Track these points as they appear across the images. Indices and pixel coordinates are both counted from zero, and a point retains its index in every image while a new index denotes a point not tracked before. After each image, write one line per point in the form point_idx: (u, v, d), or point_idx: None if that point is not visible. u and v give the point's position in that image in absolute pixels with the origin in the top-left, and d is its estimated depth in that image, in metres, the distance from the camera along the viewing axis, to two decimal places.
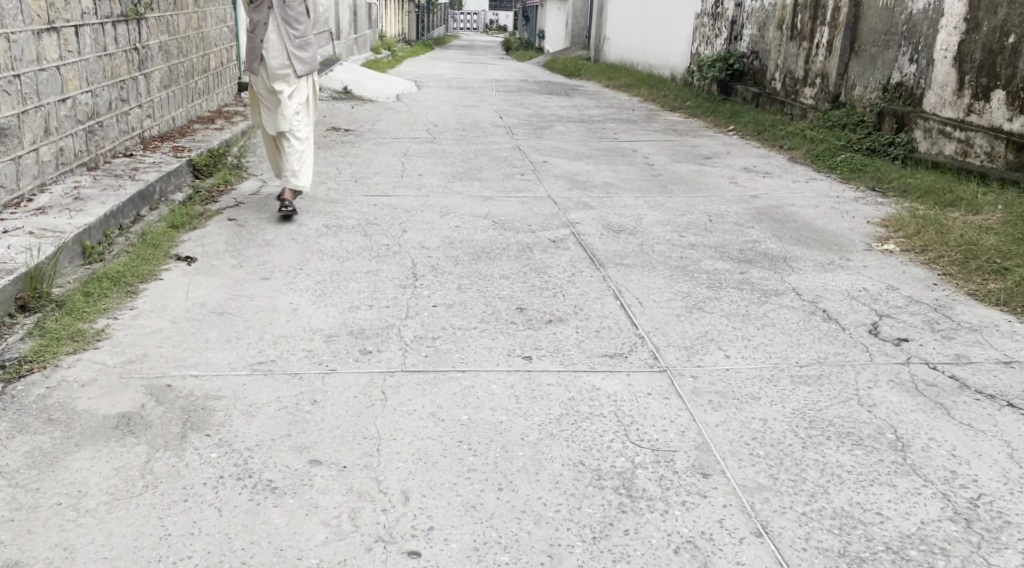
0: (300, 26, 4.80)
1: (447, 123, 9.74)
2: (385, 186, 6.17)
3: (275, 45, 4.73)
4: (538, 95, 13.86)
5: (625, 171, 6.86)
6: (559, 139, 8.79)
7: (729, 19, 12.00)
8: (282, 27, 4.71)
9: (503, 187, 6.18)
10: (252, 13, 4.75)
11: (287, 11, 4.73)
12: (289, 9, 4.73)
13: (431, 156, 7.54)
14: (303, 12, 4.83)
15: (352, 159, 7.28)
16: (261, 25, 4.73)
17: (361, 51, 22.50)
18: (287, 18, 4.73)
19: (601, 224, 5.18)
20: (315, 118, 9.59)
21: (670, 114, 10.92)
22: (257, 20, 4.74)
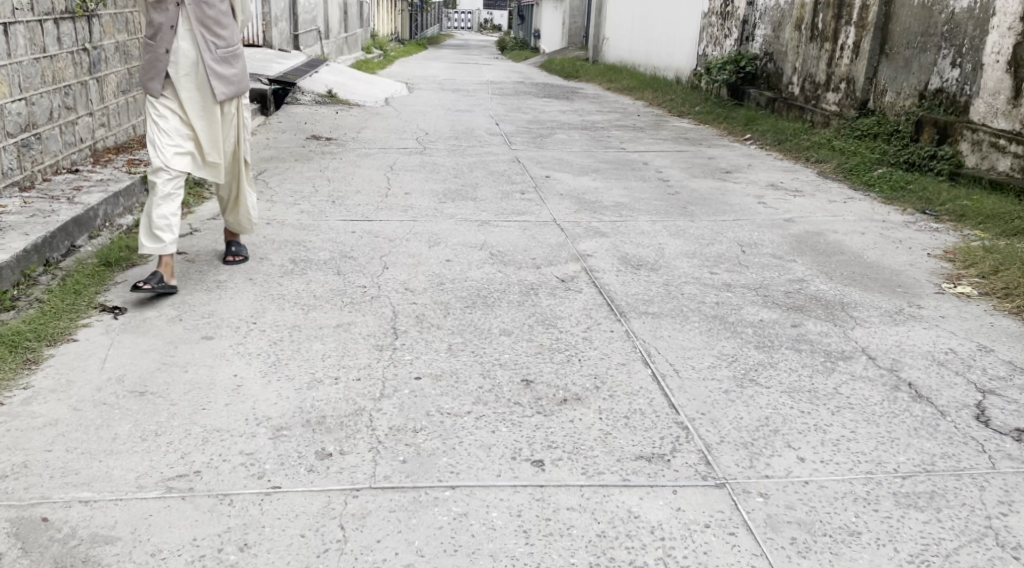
0: (221, 32, 3.67)
1: (439, 131, 9.00)
2: (367, 208, 5.42)
3: (190, 57, 3.61)
4: (537, 99, 13.11)
5: (637, 189, 6.14)
6: (560, 150, 8.05)
7: (740, 19, 11.27)
8: (200, 36, 3.60)
9: (502, 209, 5.43)
10: (154, 11, 3.58)
11: (205, 12, 3.61)
12: (207, 9, 3.60)
13: (421, 170, 6.80)
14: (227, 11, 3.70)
15: (331, 174, 6.53)
16: (167, 29, 3.58)
17: (351, 51, 21.76)
18: (205, 21, 3.62)
19: (616, 256, 4.45)
20: (295, 126, 8.83)
21: (678, 120, 10.19)
22: (162, 22, 3.58)
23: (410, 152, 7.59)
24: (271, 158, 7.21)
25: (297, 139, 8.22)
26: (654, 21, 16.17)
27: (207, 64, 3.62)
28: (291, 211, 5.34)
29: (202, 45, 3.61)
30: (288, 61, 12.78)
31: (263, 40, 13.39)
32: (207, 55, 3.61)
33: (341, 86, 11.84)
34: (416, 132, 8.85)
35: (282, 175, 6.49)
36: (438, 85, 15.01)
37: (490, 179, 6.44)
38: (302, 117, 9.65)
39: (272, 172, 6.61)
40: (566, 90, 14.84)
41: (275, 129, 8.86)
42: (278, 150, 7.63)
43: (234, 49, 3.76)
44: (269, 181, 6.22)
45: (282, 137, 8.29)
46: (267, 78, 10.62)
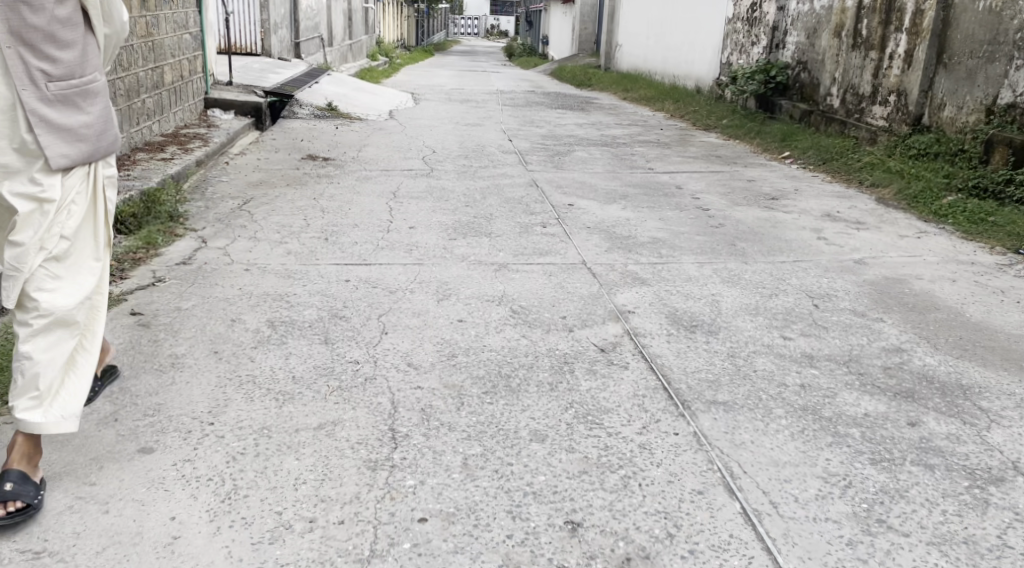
0: (56, 55, 2.36)
1: (446, 148, 8.24)
2: (365, 250, 4.66)
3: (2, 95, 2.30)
4: (550, 110, 12.35)
5: (673, 220, 5.38)
6: (581, 171, 7.30)
7: (769, 24, 10.49)
8: (19, 63, 2.29)
9: (521, 250, 4.67)
10: None
11: (25, 24, 2.29)
12: (30, 18, 2.29)
13: (428, 198, 6.05)
14: (69, 21, 2.39)
15: (327, 203, 5.79)
16: None
17: (355, 58, 21.09)
18: (27, 37, 2.30)
19: (662, 313, 3.68)
20: (290, 145, 8.09)
21: (706, 135, 9.43)
22: None
23: (415, 175, 6.85)
24: (259, 183, 6.47)
25: (291, 159, 7.48)
26: (672, 27, 15.42)
27: (30, 106, 2.31)
28: (274, 252, 4.58)
29: (22, 76, 2.29)
30: (286, 71, 12.07)
31: (260, 48, 12.67)
32: (31, 93, 2.31)
33: (343, 98, 11.10)
34: (422, 150, 8.11)
35: (270, 205, 5.74)
36: (445, 94, 14.27)
37: (505, 209, 5.68)
38: (299, 133, 8.92)
39: (259, 201, 5.87)
40: (581, 100, 14.09)
41: (268, 147, 8.12)
42: (268, 172, 6.89)
43: (83, 81, 2.44)
44: (255, 213, 5.48)
45: (274, 157, 7.56)
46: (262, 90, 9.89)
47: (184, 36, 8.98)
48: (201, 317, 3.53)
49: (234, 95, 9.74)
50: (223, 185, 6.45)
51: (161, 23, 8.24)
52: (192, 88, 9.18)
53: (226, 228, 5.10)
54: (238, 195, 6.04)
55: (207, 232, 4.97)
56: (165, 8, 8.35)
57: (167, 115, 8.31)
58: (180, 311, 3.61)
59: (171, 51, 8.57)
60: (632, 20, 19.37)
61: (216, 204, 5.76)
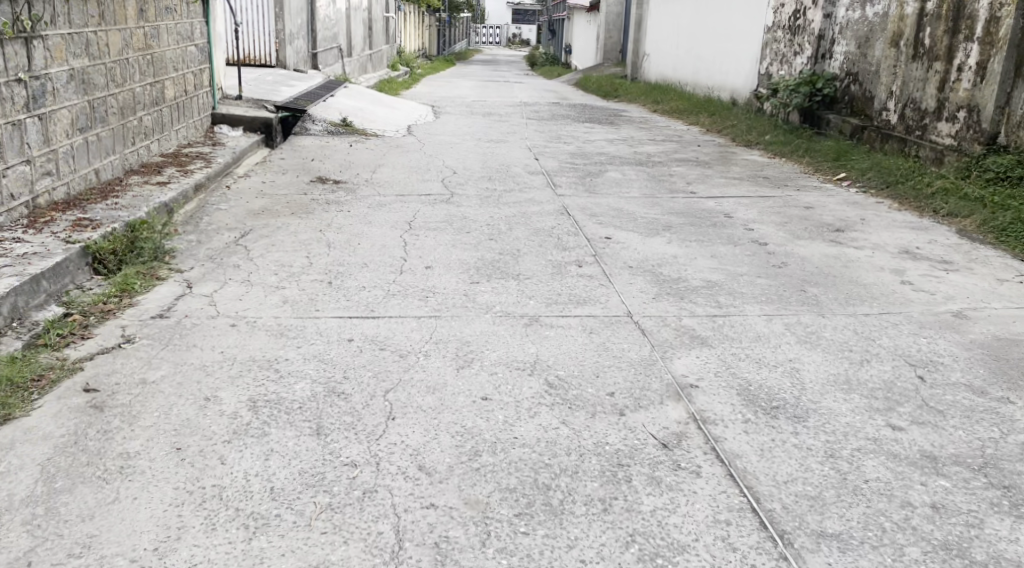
0: None
1: (468, 169, 7.62)
2: (375, 298, 4.02)
3: None
4: (578, 124, 11.70)
5: (728, 257, 4.70)
6: (615, 195, 6.63)
7: (813, 34, 9.84)
8: None
9: (554, 298, 4.01)
10: None
11: None
12: None
13: (448, 229, 5.42)
14: None
15: (335, 236, 5.17)
16: None
17: (374, 67, 20.55)
18: None
19: (731, 389, 3.00)
20: (300, 166, 7.49)
21: (748, 152, 8.74)
22: None
23: (434, 201, 6.23)
24: (261, 212, 5.85)
25: (300, 181, 6.87)
26: (703, 36, 14.79)
27: None
28: (269, 301, 3.95)
29: None
30: (301, 83, 11.50)
31: (274, 59, 12.11)
32: None
33: (360, 112, 10.49)
34: (442, 171, 7.49)
35: (270, 239, 5.12)
36: (466, 107, 13.67)
37: (534, 244, 5.03)
38: (311, 151, 8.33)
39: (260, 233, 5.26)
40: (610, 113, 13.44)
41: (276, 167, 7.53)
42: (273, 198, 6.28)
43: None
44: (253, 249, 4.86)
45: (282, 179, 6.96)
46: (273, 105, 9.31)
47: (190, 48, 8.41)
48: (168, 394, 2.89)
49: (243, 110, 9.17)
50: (222, 213, 5.84)
51: (163, 35, 7.67)
52: (198, 103, 8.60)
53: (217, 268, 4.47)
54: (237, 226, 5.43)
55: (195, 274, 4.35)
56: (167, 18, 7.77)
57: (168, 133, 7.74)
58: (144, 385, 2.97)
59: (173, 64, 7.98)
60: (661, 29, 18.72)
61: (211, 237, 5.14)
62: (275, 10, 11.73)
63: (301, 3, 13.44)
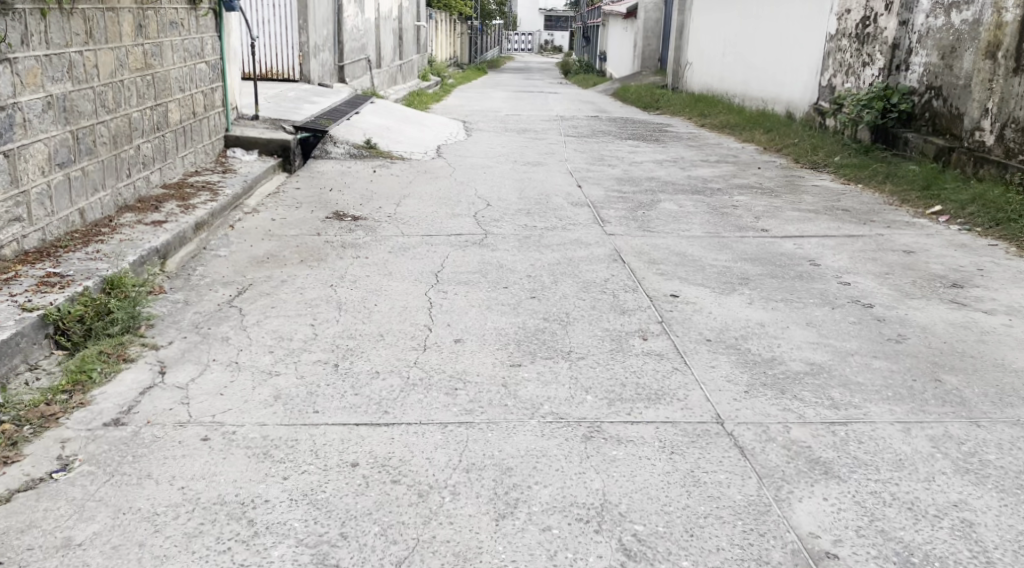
0: None
1: (505, 200, 6.81)
2: (390, 394, 3.16)
3: None
4: (622, 142, 10.85)
5: (828, 328, 3.82)
6: (676, 235, 5.75)
7: (885, 43, 9.21)
8: None
9: (618, 394, 3.14)
10: None
11: None
12: None
13: (482, 282, 4.59)
14: None
15: (348, 295, 4.34)
16: None
17: (405, 79, 19.80)
18: None
19: (886, 565, 2.19)
20: (318, 198, 6.68)
21: (817, 180, 7.84)
22: None
23: (466, 244, 5.41)
24: (265, 259, 5.02)
25: (315, 218, 6.03)
26: (757, 45, 14.10)
27: None
28: (256, 399, 3.11)
29: None
30: (325, 99, 10.73)
31: (298, 74, 11.33)
32: None
33: (387, 131, 9.68)
34: (476, 203, 6.68)
35: (269, 299, 4.28)
36: (501, 122, 12.87)
37: (586, 308, 4.16)
38: (330, 179, 7.51)
39: (260, 290, 4.42)
40: (655, 128, 12.58)
41: (289, 200, 6.70)
42: (281, 240, 5.46)
43: None
44: (248, 315, 4.03)
45: (294, 216, 6.12)
46: (291, 125, 8.49)
47: (201, 66, 7.56)
48: None
49: (259, 131, 8.35)
50: (221, 260, 5.02)
51: (166, 53, 6.77)
52: (210, 126, 7.76)
53: (200, 345, 3.64)
54: (235, 279, 4.59)
55: (171, 353, 3.54)
56: (172, 34, 6.87)
57: (173, 160, 6.86)
58: (64, 553, 2.23)
59: (180, 84, 7.12)
60: (706, 37, 17.98)
61: (202, 295, 4.32)
62: (299, 22, 10.99)
63: (327, 14, 12.72)
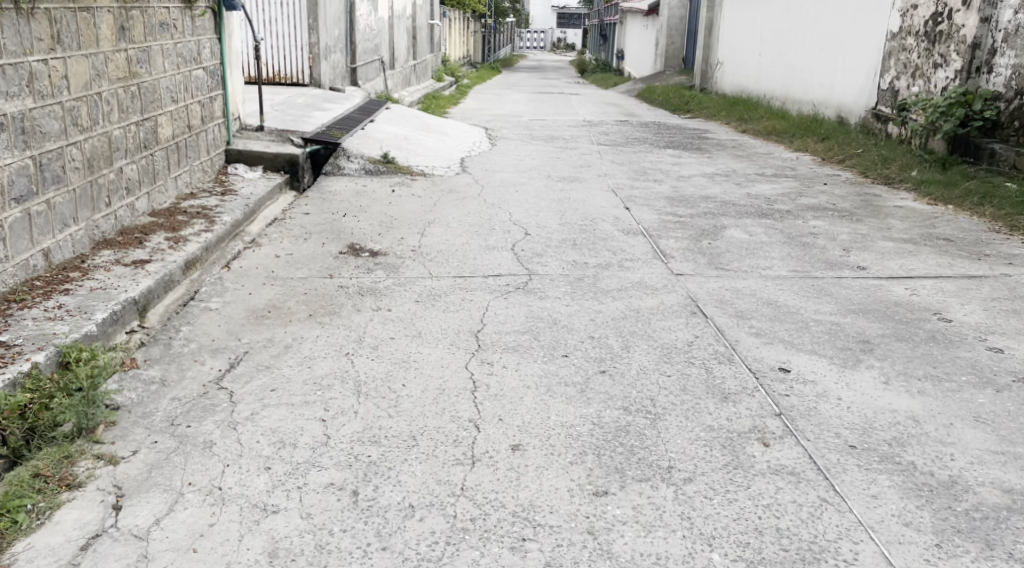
0: None
1: (545, 226, 5.91)
2: (432, 551, 2.27)
3: None
4: (663, 152, 9.93)
5: (1006, 428, 2.90)
6: (756, 277, 4.81)
7: (966, 44, 8.66)
8: None
9: (755, 551, 2.26)
10: None
11: None
12: None
13: (534, 347, 3.68)
14: None
15: (368, 370, 3.40)
16: None
17: (419, 81, 18.83)
18: None
19: None
20: (331, 225, 5.75)
21: (900, 203, 6.98)
22: None
23: (508, 289, 4.50)
24: (266, 311, 4.08)
25: (327, 253, 5.08)
26: (808, 45, 13.37)
27: None
28: (242, 561, 2.25)
29: None
30: (338, 106, 9.80)
31: (308, 78, 10.40)
32: None
33: (405, 141, 8.71)
34: (512, 230, 5.78)
35: (266, 380, 3.30)
36: (526, 128, 11.93)
37: (673, 397, 3.18)
38: (342, 201, 6.54)
39: (258, 363, 3.46)
40: (695, 136, 11.67)
41: (297, 228, 5.75)
42: (285, 284, 4.50)
43: None
44: (240, 405, 3.08)
45: (301, 248, 5.18)
46: (300, 137, 7.52)
47: (198, 73, 6.50)
48: None
49: (265, 144, 7.38)
50: (213, 312, 4.06)
51: (157, 58, 5.75)
52: (208, 140, 6.71)
53: (174, 457, 2.71)
54: (227, 345, 3.64)
55: (132, 473, 2.61)
56: (162, 37, 5.83)
57: (165, 182, 5.85)
58: None
59: (172, 94, 6.05)
60: (740, 35, 17.22)
61: (183, 372, 3.35)
62: (310, 20, 10.07)
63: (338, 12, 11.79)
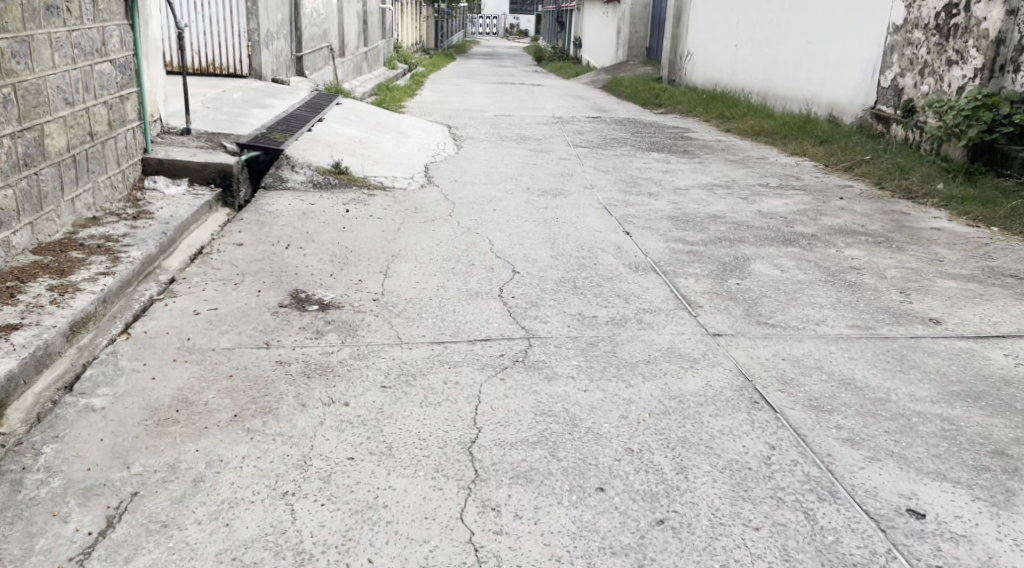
0: None
1: (536, 261, 4.85)
2: None
3: None
4: (649, 157, 8.90)
5: None
6: (814, 342, 3.81)
7: (989, 40, 7.92)
8: None
9: None
10: None
11: None
12: None
13: (555, 472, 2.62)
14: None
15: (314, 527, 2.34)
16: None
17: (371, 69, 17.51)
18: None
19: None
20: (273, 262, 4.58)
21: (939, 225, 6.13)
22: None
23: (505, 364, 3.42)
24: (172, 409, 2.91)
25: (262, 307, 3.91)
26: (793, 38, 12.49)
27: None
28: None
29: None
30: (281, 102, 8.53)
31: (247, 69, 9.12)
32: None
33: (360, 145, 7.52)
34: (497, 268, 4.70)
35: (158, 557, 2.24)
36: (493, 127, 10.79)
37: None
38: (283, 224, 5.36)
39: (148, 518, 2.36)
40: (678, 136, 10.69)
41: (224, 262, 4.56)
42: (201, 359, 3.32)
43: None
44: None
45: (230, 298, 4.00)
46: (235, 144, 6.33)
47: (103, 67, 5.26)
48: None
49: (190, 151, 6.14)
50: (97, 411, 2.89)
51: (42, 50, 4.50)
52: (119, 149, 5.46)
53: None
54: (107, 481, 2.50)
55: None
56: (50, 23, 4.59)
57: (58, 207, 4.60)
58: None
59: (67, 95, 4.79)
60: (711, 25, 16.31)
61: (31, 543, 2.26)
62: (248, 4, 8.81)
63: None
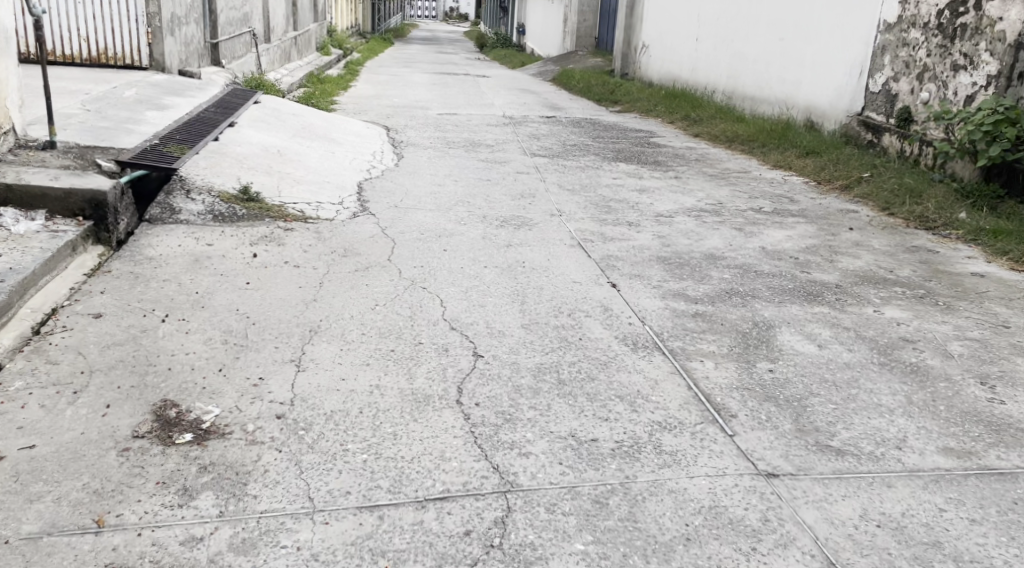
0: None
1: (504, 339, 3.65)
2: None
3: None
4: (619, 170, 7.75)
5: None
6: (908, 488, 2.67)
7: (1008, 45, 6.93)
8: None
9: None
10: None
11: None
12: None
13: None
14: None
15: None
16: None
17: (301, 55, 16.04)
18: None
19: None
20: (140, 346, 3.30)
21: (981, 272, 5.09)
22: None
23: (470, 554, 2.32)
24: None
25: (105, 441, 2.66)
26: (763, 34, 11.46)
27: None
28: None
29: None
30: (184, 101, 7.11)
31: (146, 60, 7.70)
32: None
33: (278, 159, 6.18)
34: (452, 351, 3.49)
35: None
36: (437, 129, 9.50)
37: None
38: (166, 278, 4.06)
39: None
40: (645, 143, 9.55)
41: (67, 350, 3.26)
42: None
43: None
44: None
45: (59, 424, 2.73)
46: (111, 164, 4.98)
47: None
48: None
49: (50, 170, 4.76)
50: None
51: None
52: None
53: None
54: None
55: None
56: None
57: None
58: None
59: None
60: (669, 14, 15.20)
61: None
62: None
63: None
